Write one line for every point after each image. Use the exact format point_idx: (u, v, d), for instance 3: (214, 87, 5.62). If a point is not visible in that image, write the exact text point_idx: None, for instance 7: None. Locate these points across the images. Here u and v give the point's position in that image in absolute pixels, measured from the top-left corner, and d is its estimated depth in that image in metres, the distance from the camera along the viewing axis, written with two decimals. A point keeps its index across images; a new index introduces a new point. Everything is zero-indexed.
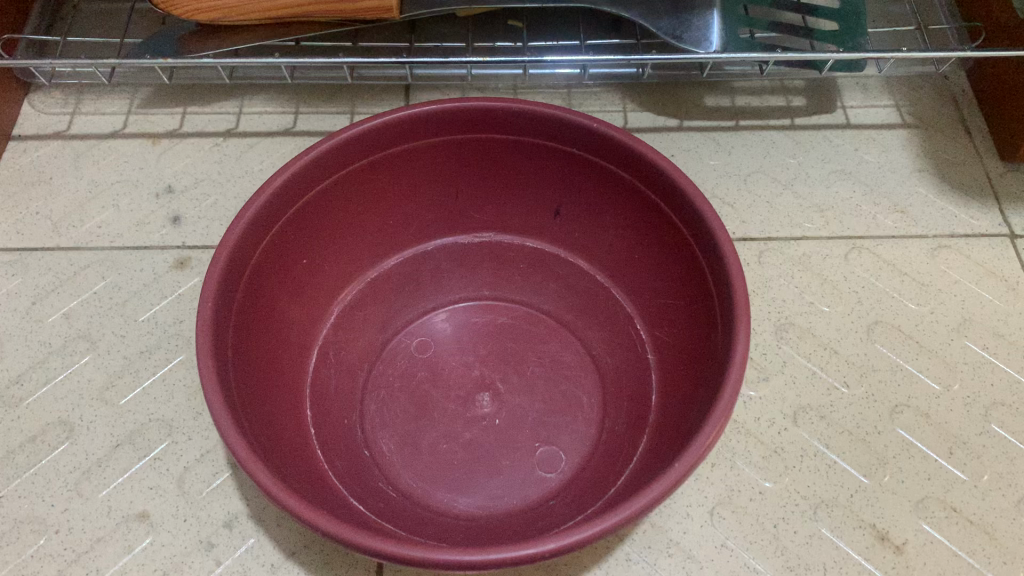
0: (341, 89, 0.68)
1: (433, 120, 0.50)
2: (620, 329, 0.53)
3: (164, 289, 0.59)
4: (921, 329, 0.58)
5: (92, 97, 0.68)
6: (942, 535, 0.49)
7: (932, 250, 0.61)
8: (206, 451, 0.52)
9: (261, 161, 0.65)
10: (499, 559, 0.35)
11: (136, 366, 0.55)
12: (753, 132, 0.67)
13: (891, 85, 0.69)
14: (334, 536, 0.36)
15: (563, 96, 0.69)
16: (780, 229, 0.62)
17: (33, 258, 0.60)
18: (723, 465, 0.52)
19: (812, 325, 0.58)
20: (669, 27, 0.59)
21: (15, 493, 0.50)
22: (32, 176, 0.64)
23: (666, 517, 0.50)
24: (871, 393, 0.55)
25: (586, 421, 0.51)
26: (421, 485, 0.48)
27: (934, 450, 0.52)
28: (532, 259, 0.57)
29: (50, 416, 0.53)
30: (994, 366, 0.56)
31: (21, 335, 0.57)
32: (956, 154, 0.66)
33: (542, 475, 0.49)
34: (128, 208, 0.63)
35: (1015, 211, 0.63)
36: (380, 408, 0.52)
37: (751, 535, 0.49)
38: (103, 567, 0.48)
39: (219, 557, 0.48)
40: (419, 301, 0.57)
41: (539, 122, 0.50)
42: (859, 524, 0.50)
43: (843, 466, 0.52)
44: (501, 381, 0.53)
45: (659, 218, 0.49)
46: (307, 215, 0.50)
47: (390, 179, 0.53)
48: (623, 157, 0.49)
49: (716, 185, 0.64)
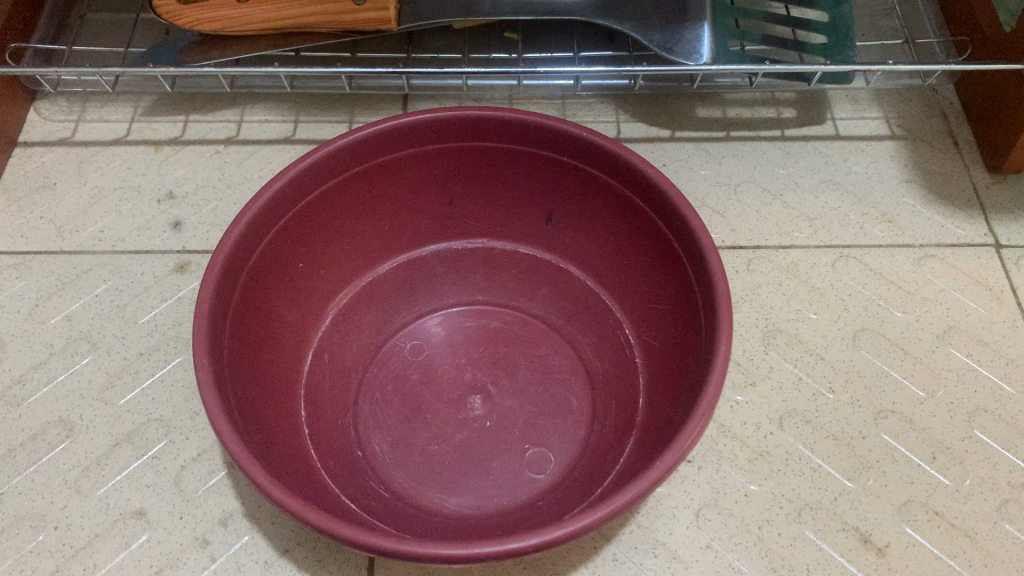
0: (340, 99, 0.70)
1: (429, 128, 0.52)
2: (609, 334, 0.55)
3: (164, 292, 0.60)
4: (906, 336, 0.59)
5: (96, 105, 0.70)
6: (924, 538, 0.50)
7: (919, 259, 0.62)
8: (203, 450, 0.53)
9: (261, 168, 0.66)
10: (484, 553, 0.36)
11: (136, 367, 0.56)
12: (743, 143, 0.68)
13: (880, 97, 0.71)
14: (325, 530, 0.37)
15: (558, 107, 0.71)
16: (768, 238, 0.63)
17: (36, 262, 0.61)
18: (710, 468, 0.52)
19: (799, 332, 0.59)
20: (662, 39, 0.61)
21: (15, 490, 0.51)
22: (36, 181, 0.66)
23: (653, 518, 0.51)
24: (856, 398, 0.56)
25: (575, 423, 0.52)
26: (413, 484, 0.49)
27: (918, 455, 0.53)
28: (524, 265, 0.58)
29: (51, 415, 0.54)
30: (977, 372, 0.57)
31: (23, 336, 0.58)
32: (943, 166, 0.67)
33: (531, 476, 0.50)
34: (131, 213, 0.64)
35: (1000, 221, 0.64)
36: (374, 409, 0.53)
37: (737, 537, 0.50)
38: (100, 562, 0.49)
39: (213, 554, 0.49)
40: (414, 305, 0.58)
41: (531, 131, 0.51)
42: (842, 527, 0.50)
43: (828, 470, 0.53)
44: (492, 384, 0.54)
45: (647, 225, 0.50)
46: (304, 219, 0.51)
47: (386, 185, 0.54)
48: (613, 166, 0.50)
49: (706, 194, 0.66)
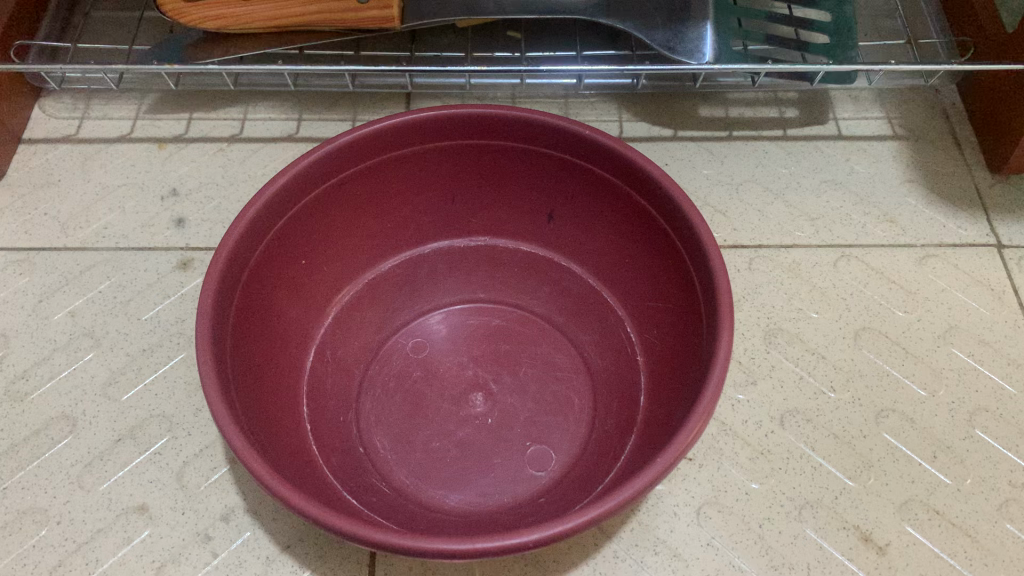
0: (343, 97, 0.70)
1: (432, 126, 0.52)
2: (611, 332, 0.55)
3: (167, 289, 0.60)
4: (907, 336, 0.59)
5: (101, 102, 0.70)
6: (924, 536, 0.50)
7: (920, 259, 0.62)
8: (205, 446, 0.53)
9: (264, 166, 0.66)
10: (484, 548, 0.36)
11: (138, 363, 0.56)
12: (745, 142, 0.68)
13: (882, 97, 0.71)
14: (326, 524, 0.37)
15: (560, 105, 0.71)
16: (769, 237, 0.63)
17: (40, 258, 0.62)
18: (710, 466, 0.53)
19: (801, 331, 0.59)
20: (664, 38, 0.61)
21: (18, 485, 0.52)
22: (40, 178, 0.66)
23: (653, 516, 0.51)
24: (857, 398, 0.56)
25: (576, 421, 0.52)
26: (414, 481, 0.49)
27: (919, 454, 0.53)
28: (526, 263, 0.59)
29: (54, 410, 0.54)
30: (978, 372, 0.57)
31: (27, 332, 0.58)
32: (945, 166, 0.67)
33: (532, 474, 0.50)
34: (134, 210, 0.64)
35: (1002, 221, 0.64)
36: (376, 406, 0.53)
37: (737, 535, 0.50)
38: (102, 557, 0.49)
39: (215, 549, 0.49)
40: (416, 303, 0.58)
41: (534, 129, 0.51)
42: (843, 525, 0.50)
43: (828, 468, 0.53)
44: (494, 382, 0.54)
45: (649, 224, 0.50)
46: (307, 217, 0.51)
47: (389, 183, 0.55)
48: (615, 164, 0.50)
49: (708, 193, 0.66)
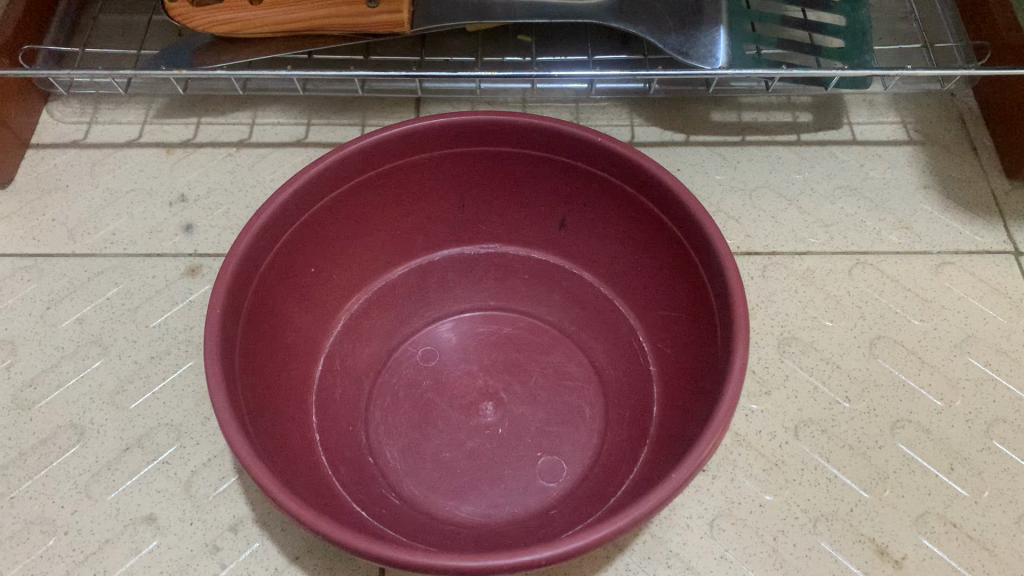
0: (352, 102, 0.70)
1: (443, 133, 0.51)
2: (623, 341, 0.54)
3: (175, 296, 0.60)
4: (924, 345, 0.58)
5: (109, 106, 0.69)
6: (941, 550, 0.49)
7: (936, 267, 0.62)
8: (213, 456, 0.52)
9: (273, 171, 0.66)
10: (496, 565, 0.35)
11: (146, 371, 0.56)
12: (759, 148, 0.68)
13: (897, 102, 0.70)
14: (335, 539, 0.36)
15: (571, 110, 0.70)
16: (782, 244, 0.63)
17: (49, 264, 0.61)
18: (723, 478, 0.52)
19: (815, 339, 0.58)
20: (677, 43, 0.60)
21: (25, 494, 0.51)
22: (48, 183, 0.65)
23: (665, 528, 0.50)
24: (872, 408, 0.55)
25: (588, 431, 0.51)
26: (424, 492, 0.49)
27: (935, 466, 0.52)
28: (537, 270, 0.58)
29: (62, 419, 0.54)
30: (996, 382, 0.56)
31: (35, 339, 0.58)
32: (961, 172, 0.66)
33: (543, 484, 0.49)
34: (142, 216, 0.64)
35: (1019, 228, 0.63)
36: (385, 416, 0.52)
37: (751, 547, 0.49)
38: (111, 567, 0.48)
39: (224, 560, 0.49)
40: (426, 310, 0.58)
41: (545, 135, 0.50)
42: (857, 538, 0.50)
43: (844, 480, 0.52)
44: (505, 391, 0.53)
45: (661, 231, 0.50)
46: (315, 225, 0.51)
47: (399, 190, 0.54)
48: (627, 172, 0.49)
49: (721, 200, 0.65)
